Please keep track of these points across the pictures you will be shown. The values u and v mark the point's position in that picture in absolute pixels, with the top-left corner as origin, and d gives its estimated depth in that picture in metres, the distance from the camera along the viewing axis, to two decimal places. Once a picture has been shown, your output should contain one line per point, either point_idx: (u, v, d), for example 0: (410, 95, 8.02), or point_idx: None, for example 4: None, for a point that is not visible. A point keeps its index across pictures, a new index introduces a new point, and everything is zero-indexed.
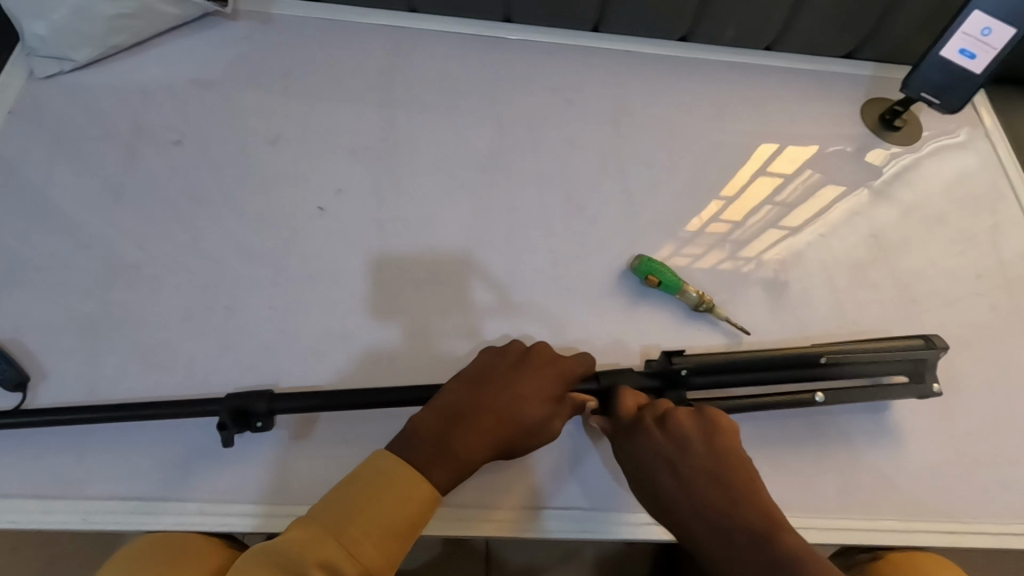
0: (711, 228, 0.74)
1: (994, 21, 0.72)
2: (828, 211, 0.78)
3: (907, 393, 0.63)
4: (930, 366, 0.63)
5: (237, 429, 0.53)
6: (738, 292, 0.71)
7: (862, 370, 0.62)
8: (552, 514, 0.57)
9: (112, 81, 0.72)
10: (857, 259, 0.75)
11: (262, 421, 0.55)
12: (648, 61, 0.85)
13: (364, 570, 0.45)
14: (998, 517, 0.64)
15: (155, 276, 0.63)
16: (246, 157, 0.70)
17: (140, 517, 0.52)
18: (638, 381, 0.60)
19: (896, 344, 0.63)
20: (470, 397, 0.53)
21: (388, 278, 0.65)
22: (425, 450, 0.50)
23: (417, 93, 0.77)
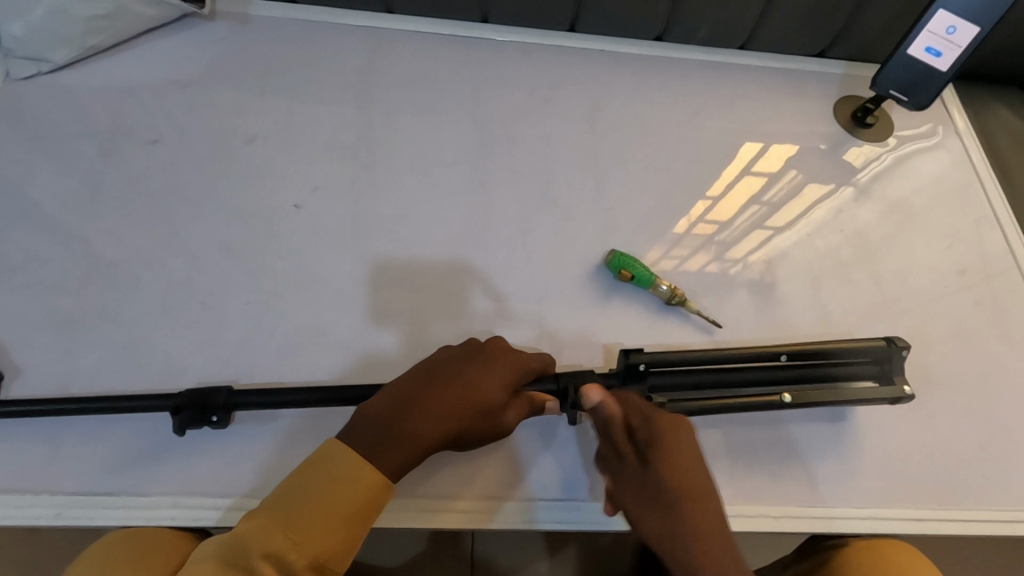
0: (694, 229, 0.76)
1: (958, 20, 0.74)
2: (808, 212, 0.79)
3: (878, 394, 0.63)
4: (896, 364, 0.64)
5: (191, 420, 0.54)
6: (722, 289, 0.72)
7: (828, 375, 0.64)
8: (518, 505, 0.60)
9: (91, 82, 0.73)
10: (838, 257, 0.77)
11: (216, 417, 0.55)
12: (624, 61, 0.86)
13: (312, 558, 0.46)
14: (962, 505, 0.65)
15: (130, 274, 0.64)
16: (223, 156, 0.70)
17: (113, 512, 0.53)
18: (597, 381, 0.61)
19: (862, 345, 0.64)
20: (428, 386, 0.53)
21: (383, 277, 0.67)
22: (373, 441, 0.50)
23: (395, 92, 0.78)
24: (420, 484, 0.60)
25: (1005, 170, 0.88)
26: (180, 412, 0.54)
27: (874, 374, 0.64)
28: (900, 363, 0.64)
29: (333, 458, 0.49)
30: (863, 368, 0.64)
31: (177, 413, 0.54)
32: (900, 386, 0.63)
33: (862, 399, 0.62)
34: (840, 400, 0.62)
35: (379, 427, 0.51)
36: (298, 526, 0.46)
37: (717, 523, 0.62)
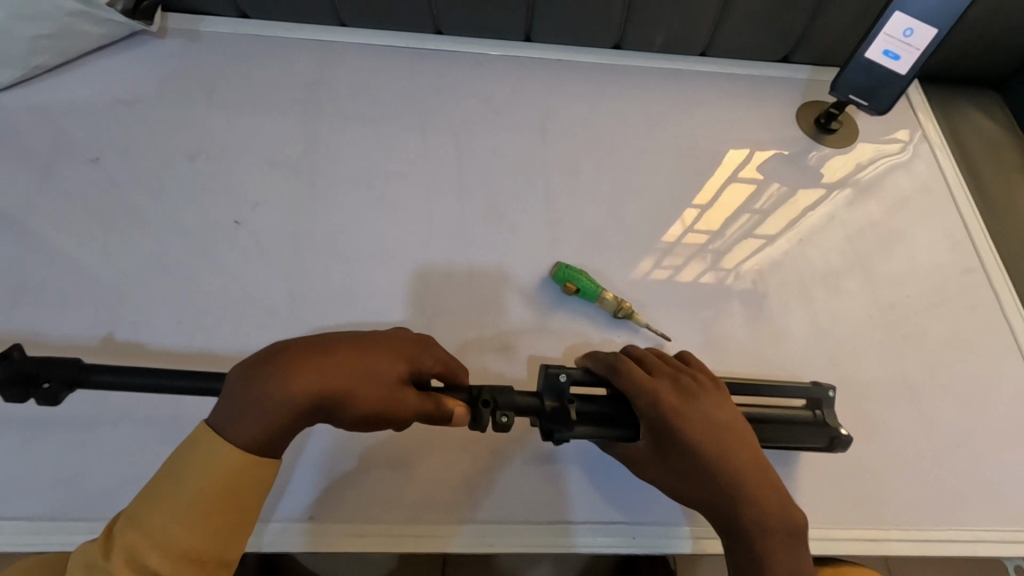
0: (689, 237, 0.75)
1: (915, 22, 0.72)
2: (799, 219, 0.79)
3: (812, 438, 0.61)
4: (828, 410, 0.63)
5: (20, 379, 0.48)
6: (718, 306, 0.72)
7: (761, 414, 0.60)
8: (483, 526, 0.59)
9: (35, 101, 0.73)
10: (831, 266, 0.76)
11: (49, 385, 0.49)
12: (580, 69, 0.85)
13: (173, 550, 0.40)
14: (914, 521, 0.65)
15: (62, 293, 0.63)
16: (165, 173, 0.70)
17: (34, 537, 0.52)
18: (519, 398, 0.54)
19: (792, 389, 0.63)
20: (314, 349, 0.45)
21: (414, 291, 0.67)
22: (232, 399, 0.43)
23: (343, 105, 0.77)
24: (351, 508, 0.59)
25: (977, 177, 0.87)
26: (11, 361, 0.48)
27: (809, 421, 0.62)
28: (830, 407, 0.64)
29: (198, 443, 0.43)
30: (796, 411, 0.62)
31: (8, 364, 0.48)
32: (836, 430, 0.62)
33: (797, 440, 0.61)
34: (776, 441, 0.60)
35: (247, 389, 0.43)
36: (161, 527, 0.41)
37: (681, 543, 0.61)
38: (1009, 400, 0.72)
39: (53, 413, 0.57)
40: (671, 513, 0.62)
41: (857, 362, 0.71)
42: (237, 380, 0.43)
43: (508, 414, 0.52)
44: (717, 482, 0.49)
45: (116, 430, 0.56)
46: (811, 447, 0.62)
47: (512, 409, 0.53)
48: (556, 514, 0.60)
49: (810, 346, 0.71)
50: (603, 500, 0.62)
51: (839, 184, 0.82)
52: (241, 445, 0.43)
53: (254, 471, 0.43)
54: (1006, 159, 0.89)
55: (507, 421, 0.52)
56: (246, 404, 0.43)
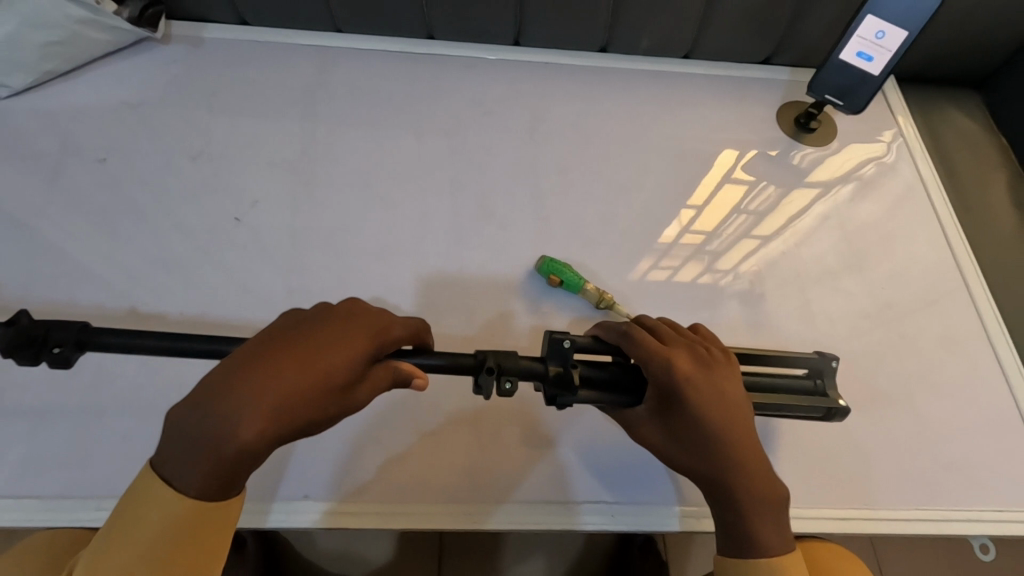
0: (684, 239, 0.78)
1: (886, 24, 0.75)
2: (793, 219, 0.81)
3: (812, 406, 0.59)
4: (829, 380, 0.63)
5: (29, 348, 0.47)
6: (717, 302, 0.75)
7: (764, 380, 0.59)
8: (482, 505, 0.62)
9: (45, 105, 0.76)
10: (826, 265, 0.79)
11: (60, 348, 0.49)
12: (568, 72, 0.88)
13: None
14: (883, 502, 0.67)
15: (73, 288, 0.66)
16: (169, 173, 0.74)
17: (41, 514, 0.55)
18: (523, 364, 0.52)
19: (792, 357, 0.62)
20: (241, 383, 0.40)
21: (402, 284, 0.71)
22: (181, 443, 0.40)
23: (339, 107, 0.80)
24: (350, 489, 0.62)
25: (953, 175, 0.89)
26: (17, 328, 0.48)
27: (808, 389, 0.62)
28: (832, 378, 0.62)
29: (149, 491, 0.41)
30: (796, 380, 0.62)
31: (13, 331, 0.47)
32: (834, 399, 0.61)
33: (797, 407, 0.59)
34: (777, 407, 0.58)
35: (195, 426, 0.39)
36: None
37: (671, 521, 0.64)
38: (980, 387, 0.74)
39: (61, 398, 0.60)
40: (658, 493, 0.65)
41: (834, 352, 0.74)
42: (180, 415, 0.40)
43: (512, 381, 0.50)
44: (717, 450, 0.51)
45: (122, 414, 0.59)
46: (810, 415, 0.60)
47: (516, 375, 0.51)
48: (553, 494, 0.63)
49: (789, 337, 0.74)
50: (591, 479, 0.64)
51: (817, 181, 0.85)
52: (192, 493, 0.40)
53: (212, 517, 0.41)
54: (981, 157, 0.92)
55: (512, 388, 0.50)
56: (193, 448, 0.39)
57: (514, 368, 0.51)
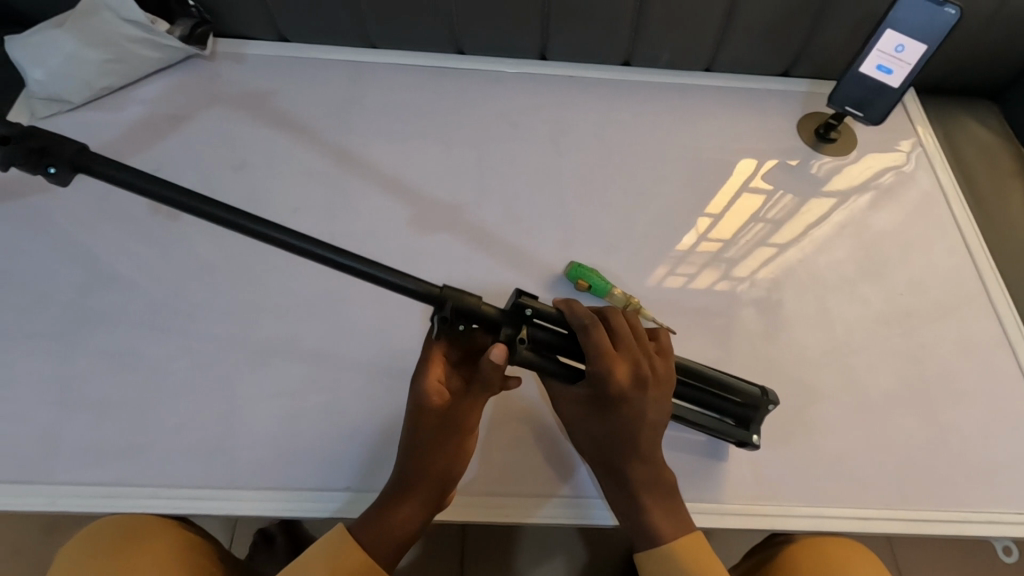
0: (703, 246, 0.80)
1: (906, 38, 0.77)
2: (811, 227, 0.83)
3: (724, 434, 0.67)
4: (757, 417, 0.67)
5: (28, 162, 0.53)
6: (731, 307, 0.77)
7: (696, 398, 0.66)
8: (503, 503, 0.64)
9: (102, 118, 0.82)
10: (841, 274, 0.81)
11: (56, 169, 0.53)
12: (593, 85, 0.91)
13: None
14: (905, 504, 0.69)
15: (125, 286, 0.69)
16: (215, 182, 0.78)
17: (101, 501, 0.59)
18: (487, 314, 0.54)
19: (738, 387, 0.66)
20: (414, 482, 0.58)
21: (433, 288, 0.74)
22: (373, 525, 0.57)
23: (374, 119, 0.84)
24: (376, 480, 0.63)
25: (971, 184, 0.91)
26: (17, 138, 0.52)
27: (733, 418, 0.67)
28: (765, 416, 0.67)
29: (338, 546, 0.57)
30: (732, 407, 0.66)
31: (18, 139, 0.52)
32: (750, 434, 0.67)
33: (710, 429, 0.67)
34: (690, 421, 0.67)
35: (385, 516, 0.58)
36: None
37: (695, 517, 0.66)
38: (1001, 391, 0.75)
39: (118, 392, 0.63)
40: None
41: (851, 357, 0.76)
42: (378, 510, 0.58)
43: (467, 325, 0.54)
44: (627, 446, 0.59)
45: (173, 408, 0.63)
46: (721, 438, 0.68)
47: (472, 321, 0.54)
48: (569, 488, 0.65)
49: (806, 342, 0.76)
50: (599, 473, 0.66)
51: (838, 188, 0.86)
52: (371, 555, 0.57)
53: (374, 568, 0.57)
54: (999, 167, 0.93)
55: (462, 329, 0.54)
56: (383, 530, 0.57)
57: (474, 317, 0.53)
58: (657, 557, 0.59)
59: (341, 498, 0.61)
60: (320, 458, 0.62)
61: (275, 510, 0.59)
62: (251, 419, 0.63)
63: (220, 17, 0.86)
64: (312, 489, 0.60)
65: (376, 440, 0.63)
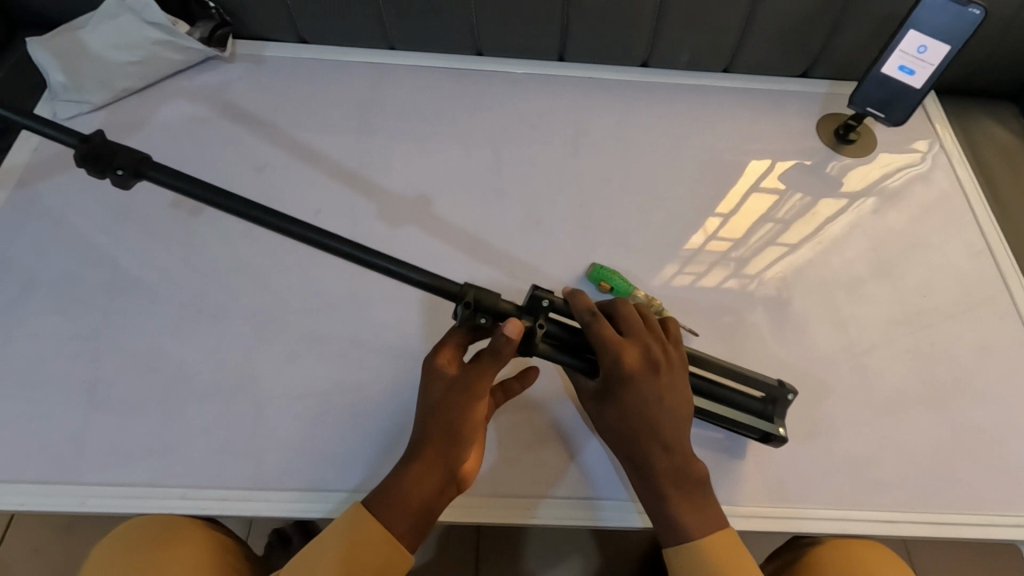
0: (712, 245, 0.80)
1: (929, 39, 0.77)
2: (828, 227, 0.83)
3: (750, 426, 0.66)
4: (780, 409, 0.67)
5: (97, 165, 0.56)
6: (740, 307, 0.76)
7: (716, 393, 0.66)
8: (515, 503, 0.63)
9: (123, 120, 0.82)
10: (856, 274, 0.80)
11: (122, 172, 0.56)
12: (611, 86, 0.91)
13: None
14: (933, 507, 0.68)
15: (150, 288, 0.70)
16: (237, 183, 0.78)
17: (129, 501, 0.59)
18: (503, 307, 0.56)
19: (757, 378, 0.67)
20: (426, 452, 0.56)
21: None
22: (385, 499, 0.55)
23: (393, 120, 0.85)
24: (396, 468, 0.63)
25: (991, 185, 0.90)
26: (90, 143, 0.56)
27: (759, 412, 0.66)
28: (784, 408, 0.67)
29: (355, 520, 0.55)
30: (750, 400, 0.67)
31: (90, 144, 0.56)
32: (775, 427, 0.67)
33: (735, 423, 0.65)
34: (713, 415, 0.65)
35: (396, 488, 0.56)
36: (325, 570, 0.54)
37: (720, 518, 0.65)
38: None
39: (144, 392, 0.64)
40: None
41: (872, 360, 0.75)
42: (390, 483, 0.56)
43: (488, 318, 0.55)
44: (647, 435, 0.58)
45: (201, 408, 0.63)
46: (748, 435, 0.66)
47: (492, 314, 0.56)
48: (584, 486, 0.64)
49: (828, 344, 0.76)
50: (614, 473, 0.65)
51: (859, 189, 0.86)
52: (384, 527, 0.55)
53: (386, 542, 0.55)
54: (1019, 167, 0.92)
55: (483, 323, 0.56)
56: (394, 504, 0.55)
57: (491, 310, 0.55)
58: (688, 552, 0.57)
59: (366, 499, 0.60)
60: (345, 458, 0.62)
61: (300, 511, 0.59)
62: (277, 420, 0.63)
63: (240, 19, 0.86)
64: (338, 490, 0.60)
65: (401, 440, 0.63)
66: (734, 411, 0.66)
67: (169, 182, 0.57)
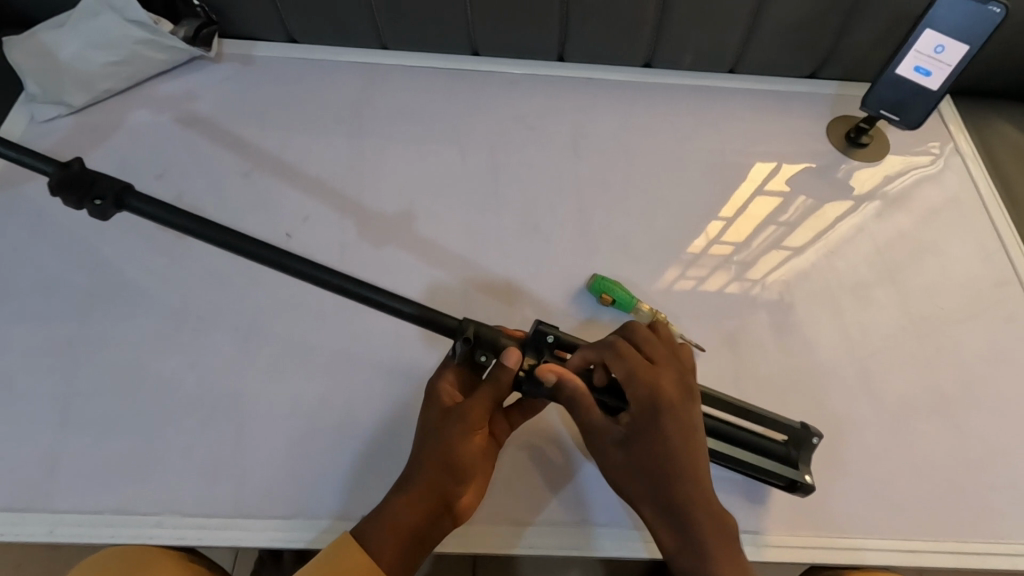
0: (714, 249, 0.77)
1: (946, 38, 0.73)
2: (832, 231, 0.80)
3: (774, 474, 0.58)
4: (805, 453, 0.59)
5: (77, 197, 0.53)
6: (743, 312, 0.73)
7: (739, 437, 0.59)
8: (514, 531, 0.59)
9: (104, 122, 0.78)
10: (870, 283, 0.77)
11: (101, 202, 0.54)
12: (613, 87, 0.88)
13: None
14: (956, 534, 0.64)
15: (129, 300, 0.66)
16: (221, 188, 0.75)
17: (105, 531, 0.56)
18: (501, 341, 0.55)
19: (779, 420, 0.60)
20: (418, 476, 0.53)
21: (448, 300, 0.70)
22: (374, 527, 0.52)
23: (386, 123, 0.81)
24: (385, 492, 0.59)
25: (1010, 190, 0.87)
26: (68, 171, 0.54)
27: (782, 457, 0.59)
28: (810, 453, 0.59)
29: (342, 550, 0.51)
30: (772, 443, 0.59)
31: (68, 173, 0.54)
32: (801, 473, 0.59)
33: (757, 470, 0.58)
34: (733, 461, 0.58)
35: (386, 515, 0.52)
36: None
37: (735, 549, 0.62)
38: None
39: (121, 412, 0.60)
40: None
41: (889, 374, 0.72)
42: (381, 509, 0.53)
43: (488, 355, 0.55)
44: (691, 477, 0.51)
45: (182, 429, 0.60)
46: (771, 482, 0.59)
47: (491, 351, 0.55)
48: (592, 514, 0.61)
49: (842, 357, 0.72)
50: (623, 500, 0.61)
51: (870, 194, 0.83)
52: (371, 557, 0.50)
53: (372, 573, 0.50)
54: None
55: (483, 360, 0.54)
56: (384, 532, 0.51)
57: (490, 346, 0.55)
58: None
59: None
60: (335, 482, 0.58)
61: (287, 541, 0.56)
62: (260, 443, 0.59)
63: (227, 18, 0.83)
64: (326, 517, 0.57)
65: (393, 463, 0.59)
66: (755, 456, 0.59)
67: (154, 215, 0.55)
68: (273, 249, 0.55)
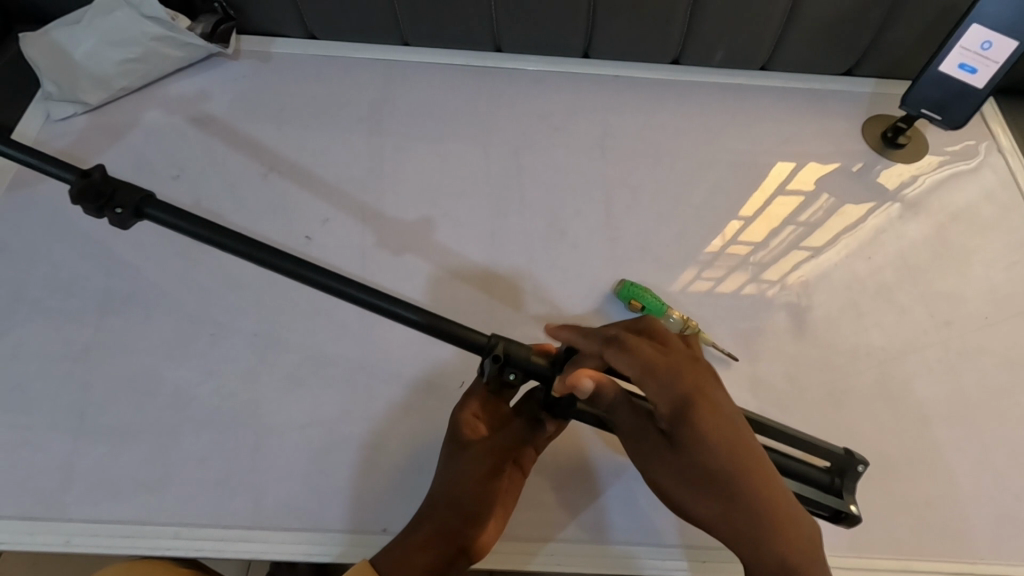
0: (734, 249, 0.74)
1: (994, 35, 0.70)
2: (855, 231, 0.77)
3: (815, 502, 0.54)
4: (850, 482, 0.55)
5: (97, 205, 0.53)
6: (761, 313, 0.70)
7: (785, 466, 0.54)
8: (533, 552, 0.57)
9: (121, 120, 0.77)
10: (909, 289, 0.73)
11: (121, 211, 0.53)
12: (639, 85, 0.85)
13: None
14: (1005, 558, 0.61)
15: (146, 303, 0.65)
16: (238, 189, 0.73)
17: (119, 541, 0.54)
18: (534, 363, 0.52)
19: (823, 447, 0.56)
20: (432, 517, 0.52)
21: (470, 306, 0.68)
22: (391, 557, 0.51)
23: (406, 122, 0.79)
24: (405, 506, 0.57)
25: None
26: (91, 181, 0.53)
27: (825, 486, 0.55)
28: (854, 482, 0.55)
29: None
30: (814, 470, 0.56)
31: (89, 182, 0.53)
32: (847, 504, 0.55)
33: (798, 498, 0.54)
34: None
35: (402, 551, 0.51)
36: None
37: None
38: None
39: (138, 419, 0.59)
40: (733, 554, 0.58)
41: (932, 387, 0.68)
42: (398, 543, 0.51)
43: (517, 374, 0.52)
44: (742, 466, 0.45)
45: (198, 438, 0.58)
46: (812, 510, 0.55)
47: (521, 370, 0.52)
48: (617, 538, 0.58)
49: (880, 369, 0.69)
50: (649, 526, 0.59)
51: (903, 196, 0.79)
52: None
53: None
54: None
55: (510, 379, 0.52)
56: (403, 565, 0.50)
57: (521, 368, 0.52)
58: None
59: (372, 543, 0.55)
60: (353, 495, 0.57)
61: (303, 555, 0.54)
62: (279, 454, 0.58)
63: (246, 14, 0.81)
64: (342, 532, 0.55)
65: (414, 476, 0.58)
66: (802, 485, 0.54)
67: (172, 224, 0.54)
68: (266, 251, 0.53)
